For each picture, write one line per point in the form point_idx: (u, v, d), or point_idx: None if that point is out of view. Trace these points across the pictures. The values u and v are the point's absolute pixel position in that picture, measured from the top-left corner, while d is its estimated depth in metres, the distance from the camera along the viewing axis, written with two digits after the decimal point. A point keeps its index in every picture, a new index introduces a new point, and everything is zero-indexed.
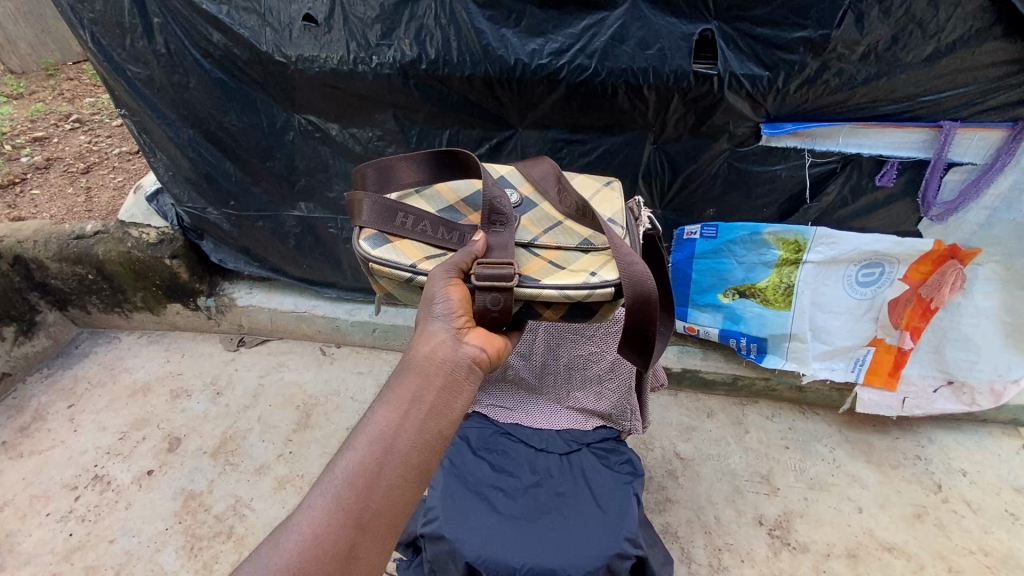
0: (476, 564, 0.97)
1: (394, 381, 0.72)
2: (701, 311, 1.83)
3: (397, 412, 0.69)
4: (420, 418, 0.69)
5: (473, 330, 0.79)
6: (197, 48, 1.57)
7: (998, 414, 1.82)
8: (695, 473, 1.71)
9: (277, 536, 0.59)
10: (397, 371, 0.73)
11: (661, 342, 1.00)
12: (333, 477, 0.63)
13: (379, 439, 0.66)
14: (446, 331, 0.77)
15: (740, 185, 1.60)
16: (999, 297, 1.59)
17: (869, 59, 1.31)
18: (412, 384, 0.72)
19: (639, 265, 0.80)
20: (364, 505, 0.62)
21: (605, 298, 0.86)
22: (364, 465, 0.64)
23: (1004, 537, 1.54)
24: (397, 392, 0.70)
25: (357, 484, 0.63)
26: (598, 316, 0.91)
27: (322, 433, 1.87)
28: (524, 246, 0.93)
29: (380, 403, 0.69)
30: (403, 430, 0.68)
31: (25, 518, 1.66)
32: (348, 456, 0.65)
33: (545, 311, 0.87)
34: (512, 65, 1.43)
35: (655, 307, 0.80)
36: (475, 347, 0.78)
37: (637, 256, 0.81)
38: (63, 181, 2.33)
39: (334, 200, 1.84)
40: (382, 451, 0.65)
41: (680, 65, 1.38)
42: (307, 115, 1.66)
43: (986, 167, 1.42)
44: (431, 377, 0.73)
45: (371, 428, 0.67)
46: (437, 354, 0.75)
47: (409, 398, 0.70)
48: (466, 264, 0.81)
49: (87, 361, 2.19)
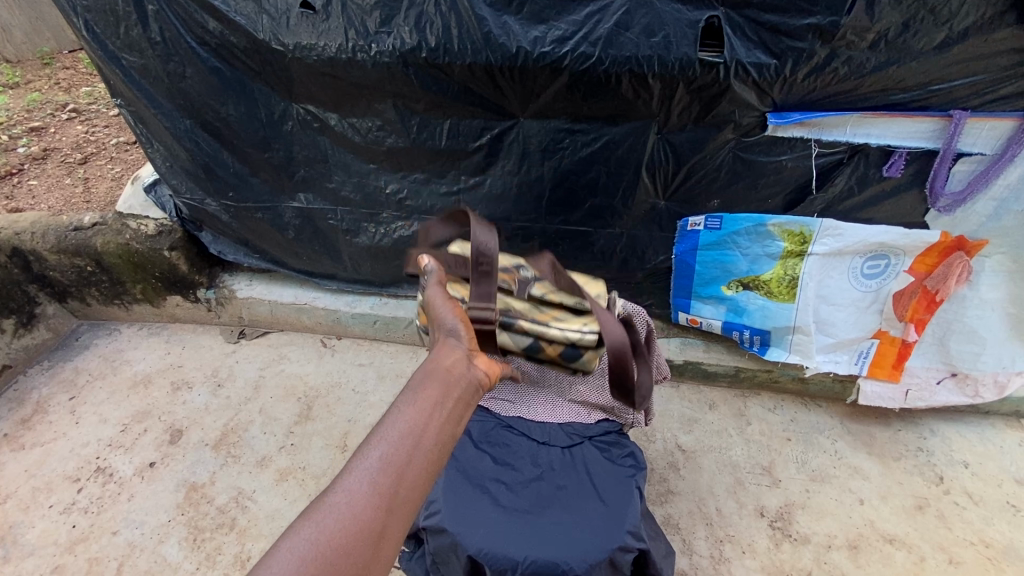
0: (477, 556, 0.99)
1: (418, 380, 0.71)
2: (704, 303, 1.81)
3: (423, 411, 0.67)
4: (443, 419, 0.68)
5: (481, 355, 0.81)
6: (193, 36, 1.55)
7: (1000, 406, 1.81)
8: (696, 464, 1.72)
9: (307, 517, 0.55)
10: (421, 374, 0.72)
11: (643, 387, 1.13)
12: (366, 462, 0.60)
13: (407, 435, 0.64)
14: (461, 348, 0.79)
15: (745, 175, 1.56)
16: (1005, 288, 1.58)
17: (879, 46, 1.28)
18: (436, 386, 0.71)
19: (613, 324, 0.93)
20: (397, 493, 0.59)
21: (590, 343, 1.06)
22: (396, 456, 0.61)
23: (1005, 529, 1.53)
24: (422, 390, 0.69)
25: (390, 472, 0.60)
26: (585, 361, 1.09)
27: (324, 425, 1.86)
28: (532, 302, 1.09)
29: (406, 401, 0.68)
30: (430, 428, 0.66)
31: (29, 510, 1.66)
32: (379, 445, 0.62)
33: (546, 347, 1.07)
34: (513, 52, 1.40)
35: (628, 355, 0.95)
36: (485, 371, 0.78)
37: (615, 317, 0.95)
38: (60, 172, 2.31)
39: (334, 190, 1.82)
40: (411, 445, 0.63)
41: (686, 52, 1.35)
42: (305, 105, 1.64)
43: (995, 158, 1.40)
44: (453, 387, 0.72)
45: (399, 423, 0.65)
46: (456, 364, 0.75)
47: (435, 398, 0.69)
48: (441, 280, 0.95)
49: (87, 353, 2.18)
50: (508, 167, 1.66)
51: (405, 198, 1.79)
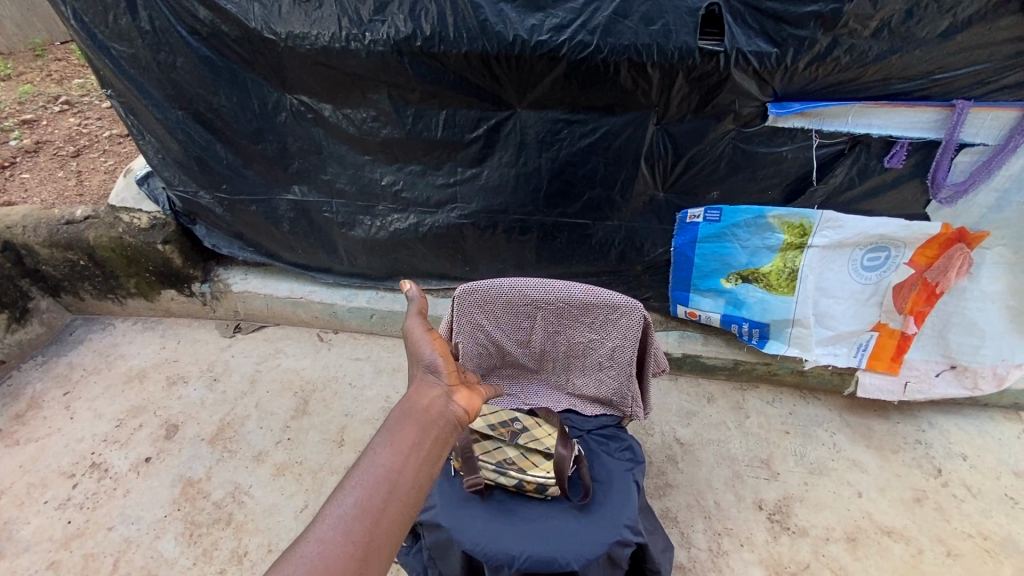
0: (474, 552, 1.03)
1: (395, 425, 0.72)
2: (703, 296, 1.80)
3: (399, 453, 0.68)
4: (420, 460, 0.68)
5: (459, 390, 0.84)
6: (183, 25, 1.53)
7: (999, 399, 1.81)
8: (695, 458, 1.71)
9: (279, 567, 0.55)
10: (398, 415, 0.74)
11: (636, 415, 1.28)
12: (340, 508, 0.60)
13: (382, 480, 0.64)
14: (438, 386, 0.83)
15: (745, 167, 1.54)
16: (1005, 281, 1.57)
17: (881, 34, 1.27)
18: (413, 429, 0.72)
19: (565, 452, 1.10)
20: (371, 538, 0.59)
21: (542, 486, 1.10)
22: (370, 501, 0.62)
23: (1004, 521, 1.53)
24: (398, 435, 0.70)
25: (364, 517, 0.60)
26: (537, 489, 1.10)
27: (321, 419, 1.85)
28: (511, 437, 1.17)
29: (382, 443, 0.69)
30: (407, 470, 0.66)
31: (23, 506, 1.65)
32: (352, 493, 0.62)
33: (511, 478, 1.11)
34: (510, 41, 1.38)
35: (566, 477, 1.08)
36: (462, 406, 0.81)
37: (568, 446, 1.11)
38: (52, 165, 2.28)
39: (329, 182, 1.80)
40: (386, 489, 0.63)
41: (686, 41, 1.33)
42: (299, 96, 1.61)
43: (997, 148, 1.38)
44: (430, 426, 0.74)
45: (374, 466, 0.65)
46: (433, 406, 0.78)
47: (412, 442, 0.70)
48: (423, 307, 0.95)
49: (81, 348, 2.17)
50: (505, 159, 1.64)
51: (401, 191, 1.77)
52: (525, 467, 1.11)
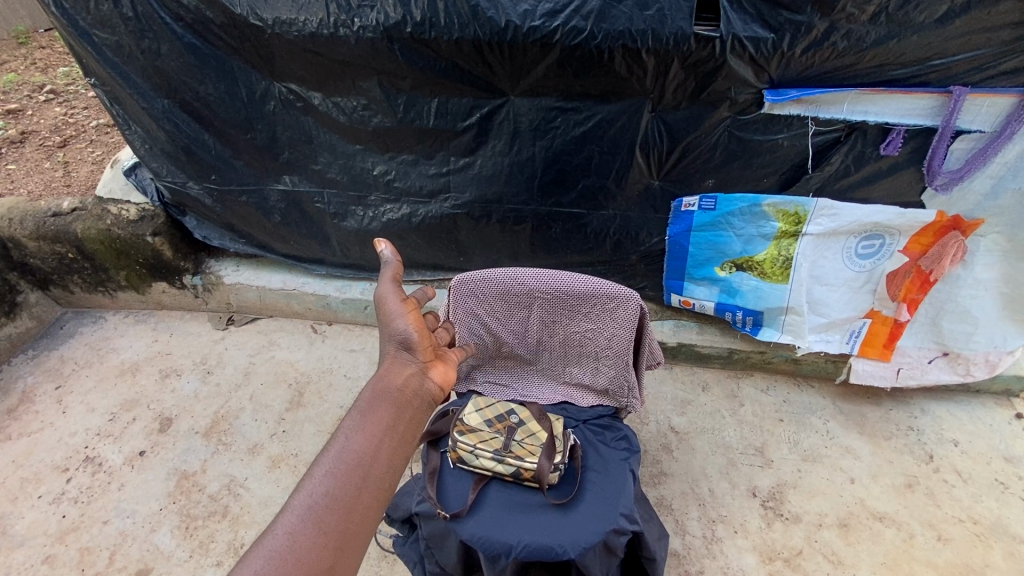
0: (470, 541, 1.04)
1: (369, 408, 0.71)
2: (697, 285, 1.80)
3: (372, 438, 0.66)
4: (394, 444, 0.67)
5: (435, 367, 0.85)
6: (167, 11, 1.50)
7: (990, 385, 1.82)
8: (689, 446, 1.72)
9: (249, 561, 0.54)
10: (371, 398, 0.72)
11: (632, 404, 1.27)
12: (311, 497, 0.59)
13: (356, 465, 0.63)
14: (413, 364, 0.82)
15: (740, 154, 1.53)
16: (999, 268, 1.57)
17: (879, 20, 1.25)
18: (387, 411, 0.71)
19: (544, 464, 1.08)
20: (346, 527, 0.59)
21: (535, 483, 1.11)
22: (343, 490, 0.61)
23: (994, 505, 1.55)
24: (373, 418, 0.69)
25: (337, 507, 0.59)
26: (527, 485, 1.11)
27: (316, 411, 1.85)
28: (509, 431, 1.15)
29: (354, 427, 0.67)
30: (380, 456, 0.65)
31: (17, 501, 1.64)
32: (323, 481, 0.61)
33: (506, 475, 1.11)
34: (502, 27, 1.36)
35: (546, 483, 1.08)
36: (436, 383, 0.83)
37: (549, 457, 1.10)
38: (39, 155, 2.24)
39: (320, 172, 1.77)
40: (359, 478, 0.62)
41: (681, 26, 1.31)
42: (288, 84, 1.59)
43: (995, 134, 1.37)
44: (404, 407, 0.74)
45: (346, 453, 0.64)
46: (408, 386, 0.78)
47: (386, 425, 0.69)
48: (399, 275, 0.86)
49: (72, 341, 2.14)
50: (498, 148, 1.62)
51: (393, 180, 1.75)
52: (517, 461, 1.10)
